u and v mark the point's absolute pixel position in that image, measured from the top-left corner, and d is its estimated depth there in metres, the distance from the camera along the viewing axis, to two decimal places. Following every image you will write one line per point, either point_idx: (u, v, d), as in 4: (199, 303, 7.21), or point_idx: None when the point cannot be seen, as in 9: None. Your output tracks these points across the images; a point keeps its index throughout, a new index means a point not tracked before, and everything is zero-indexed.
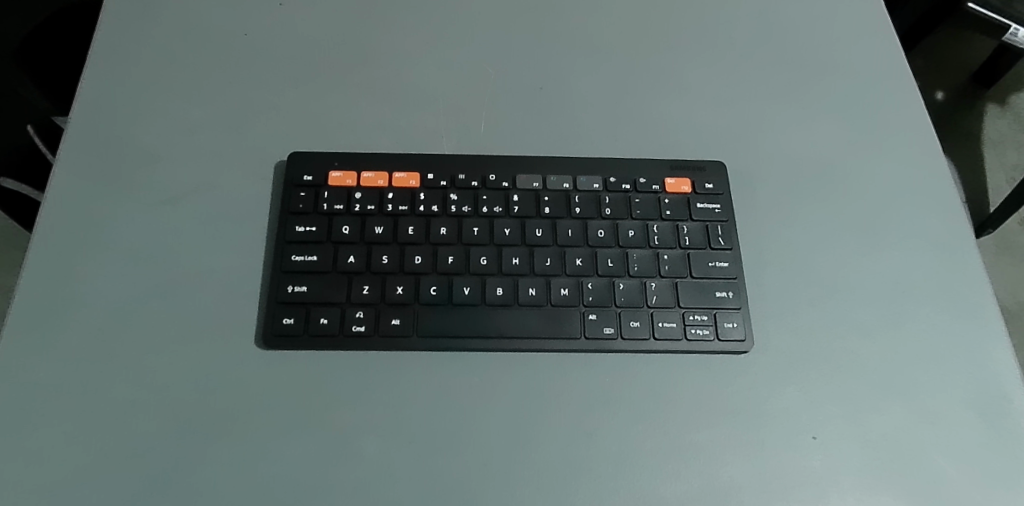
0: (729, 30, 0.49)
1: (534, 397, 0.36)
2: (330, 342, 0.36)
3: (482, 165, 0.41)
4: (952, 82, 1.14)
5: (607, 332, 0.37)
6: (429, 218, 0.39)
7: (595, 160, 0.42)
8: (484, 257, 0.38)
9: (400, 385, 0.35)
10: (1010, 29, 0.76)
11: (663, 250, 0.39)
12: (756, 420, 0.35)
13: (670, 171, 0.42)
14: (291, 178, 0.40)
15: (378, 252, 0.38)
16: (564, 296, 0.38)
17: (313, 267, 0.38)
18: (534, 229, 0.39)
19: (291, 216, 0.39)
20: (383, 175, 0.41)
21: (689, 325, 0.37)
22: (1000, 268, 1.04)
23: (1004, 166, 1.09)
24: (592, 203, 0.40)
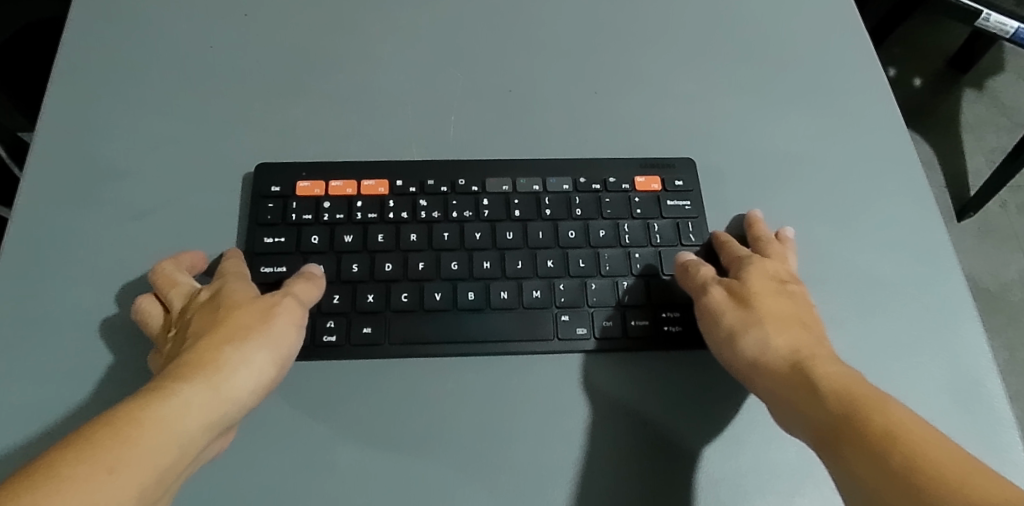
0: (697, 26, 0.49)
1: (509, 399, 0.35)
2: (302, 353, 0.36)
3: (451, 170, 0.41)
4: (929, 68, 1.15)
5: (581, 332, 0.37)
6: (399, 224, 0.39)
7: (565, 161, 0.42)
8: (455, 262, 0.38)
9: (372, 393, 0.35)
10: (981, 15, 0.77)
11: (634, 248, 0.39)
12: (732, 414, 0.35)
13: (641, 169, 0.42)
14: (258, 189, 0.40)
15: (347, 260, 0.38)
16: (537, 298, 0.37)
17: (282, 278, 0.37)
18: (504, 232, 0.39)
19: (259, 228, 0.39)
20: (351, 183, 0.40)
21: (662, 323, 0.37)
22: (983, 250, 1.05)
23: (983, 149, 1.10)
24: (562, 204, 0.40)
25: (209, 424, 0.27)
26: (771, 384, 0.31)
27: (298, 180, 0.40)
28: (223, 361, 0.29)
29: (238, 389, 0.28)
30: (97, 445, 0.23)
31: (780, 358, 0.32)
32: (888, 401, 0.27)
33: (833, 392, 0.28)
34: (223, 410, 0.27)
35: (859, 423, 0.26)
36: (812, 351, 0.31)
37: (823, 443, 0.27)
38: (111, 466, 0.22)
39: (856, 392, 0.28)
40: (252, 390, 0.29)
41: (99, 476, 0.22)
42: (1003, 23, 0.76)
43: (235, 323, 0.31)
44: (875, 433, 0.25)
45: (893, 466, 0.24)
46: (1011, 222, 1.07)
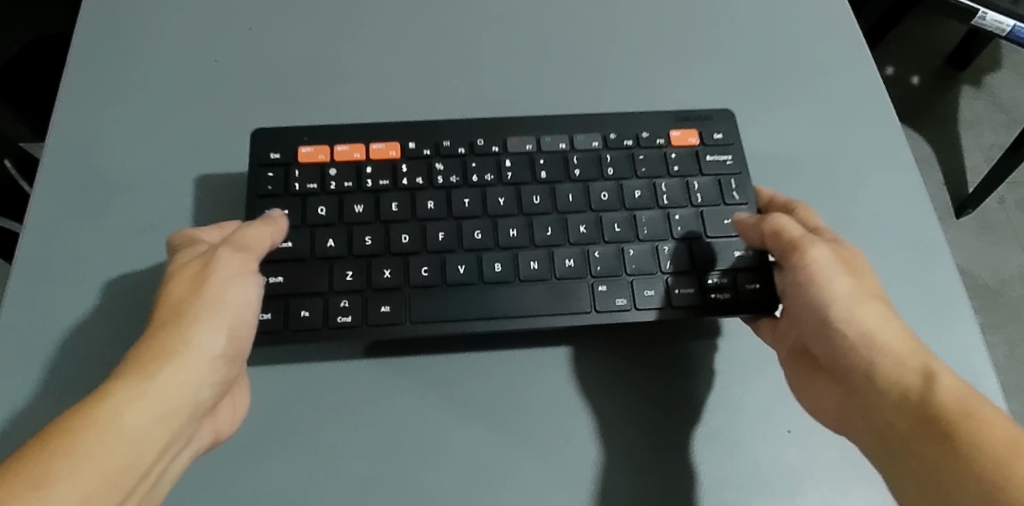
0: (694, 33, 0.50)
1: (515, 405, 0.37)
2: (313, 335, 0.36)
3: (466, 132, 0.41)
4: (927, 66, 1.15)
5: (620, 303, 0.37)
6: (414, 191, 0.40)
7: (594, 117, 0.42)
8: (479, 231, 0.39)
9: (382, 401, 0.36)
10: (979, 13, 0.78)
11: (673, 209, 0.40)
12: (732, 416, 0.36)
13: (677, 123, 0.42)
14: (256, 158, 0.40)
15: (359, 233, 0.38)
16: (570, 267, 0.38)
17: (287, 253, 0.37)
18: (530, 197, 0.40)
19: (259, 200, 0.39)
20: (358, 147, 0.40)
21: (708, 290, 0.37)
22: (982, 248, 1.05)
23: (982, 147, 1.11)
24: (592, 164, 0.41)
25: (152, 415, 0.27)
26: (880, 371, 0.30)
27: (300, 146, 0.40)
28: (164, 346, 0.29)
29: (182, 377, 0.29)
30: (27, 462, 0.23)
31: (893, 338, 0.31)
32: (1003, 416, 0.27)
33: (949, 393, 0.28)
34: (167, 399, 0.28)
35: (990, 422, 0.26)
36: (933, 356, 0.31)
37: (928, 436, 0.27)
38: (42, 484, 0.23)
39: (974, 404, 0.28)
40: (199, 373, 0.29)
41: (29, 496, 0.22)
42: (998, 21, 0.77)
43: (176, 301, 0.31)
44: (995, 440, 0.25)
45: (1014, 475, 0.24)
46: (1009, 219, 1.07)
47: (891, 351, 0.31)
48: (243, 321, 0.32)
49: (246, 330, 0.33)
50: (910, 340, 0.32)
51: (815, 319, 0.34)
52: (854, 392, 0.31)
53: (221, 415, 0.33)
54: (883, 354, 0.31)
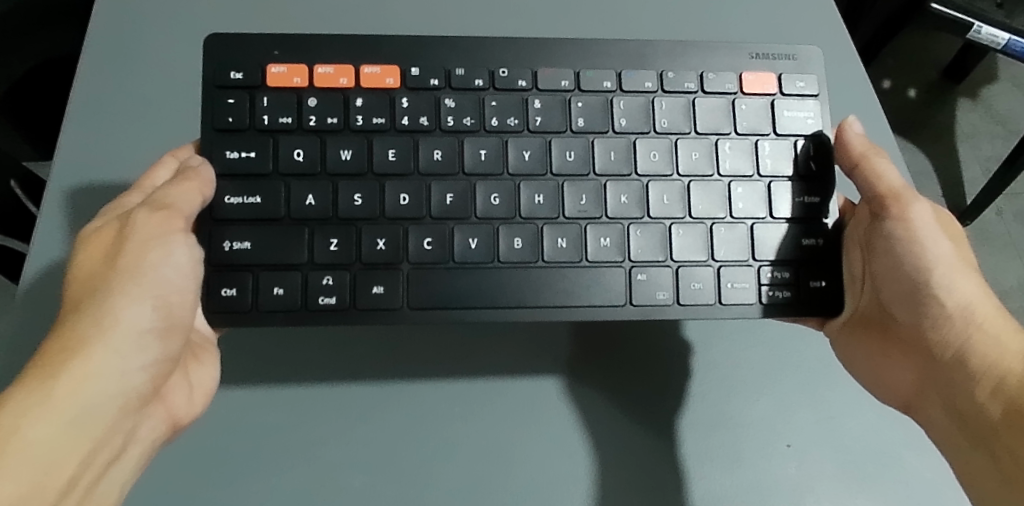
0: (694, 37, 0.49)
1: (529, 422, 0.39)
2: (290, 314, 0.33)
3: (486, 58, 0.36)
4: (924, 78, 1.15)
5: (660, 297, 0.35)
6: (420, 134, 0.35)
7: (650, 49, 0.37)
8: (496, 195, 0.35)
9: (399, 420, 0.38)
10: (974, 28, 0.79)
11: (736, 180, 0.36)
12: (734, 433, 0.39)
13: (751, 64, 0.37)
14: (214, 77, 0.34)
15: (348, 189, 0.34)
16: (604, 247, 0.35)
17: (257, 211, 0.34)
18: (565, 151, 0.36)
19: (219, 134, 0.34)
20: (345, 71, 0.34)
21: (764, 285, 0.35)
22: (981, 259, 1.06)
23: (980, 159, 1.12)
24: (639, 110, 0.36)
25: (55, 415, 0.27)
26: (991, 377, 0.33)
27: (270, 64, 0.34)
28: (75, 335, 0.28)
29: (94, 367, 0.28)
30: None
31: (985, 312, 0.34)
32: None
33: None
34: (75, 400, 0.27)
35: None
36: None
37: None
38: None
39: None
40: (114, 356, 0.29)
41: None
42: (994, 34, 0.78)
43: (93, 278, 0.30)
44: None
45: None
46: (1006, 231, 1.08)
47: (985, 327, 0.34)
48: (173, 290, 0.31)
49: (178, 300, 0.31)
50: (996, 314, 0.35)
51: (909, 287, 0.35)
52: (949, 378, 0.34)
53: (171, 397, 0.33)
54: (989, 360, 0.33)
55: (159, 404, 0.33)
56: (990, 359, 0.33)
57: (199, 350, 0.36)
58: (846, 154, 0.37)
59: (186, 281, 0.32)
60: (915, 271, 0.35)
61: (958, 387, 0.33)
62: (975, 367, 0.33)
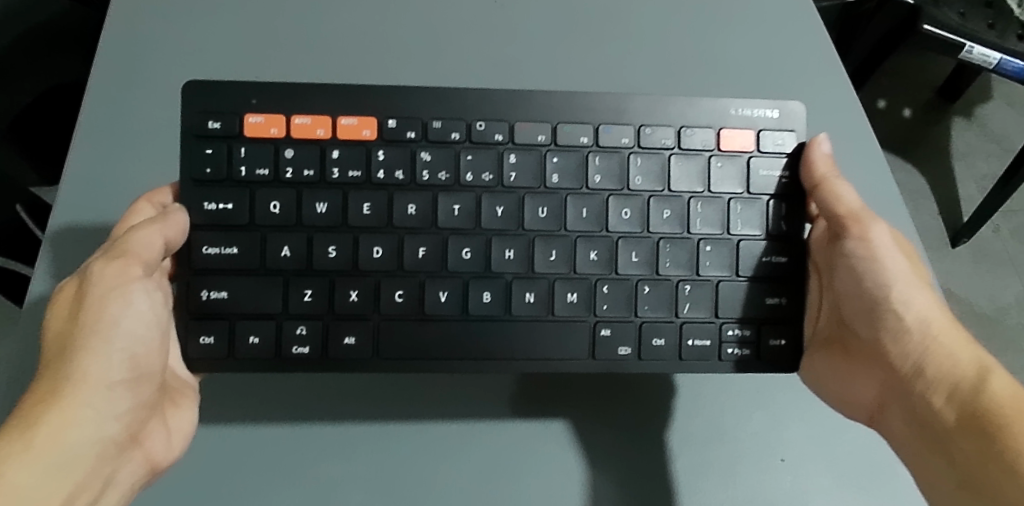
0: (686, 53, 0.49)
1: (523, 439, 0.39)
2: (264, 364, 0.35)
3: (464, 110, 0.35)
4: (918, 97, 1.16)
5: (622, 353, 0.36)
6: (394, 189, 0.35)
7: (630, 102, 0.36)
8: (468, 250, 0.35)
9: (394, 439, 0.39)
10: (965, 48, 0.79)
11: (706, 239, 0.36)
12: (728, 450, 0.39)
13: (731, 118, 0.37)
14: (192, 126, 0.34)
15: (323, 242, 0.34)
16: (571, 303, 0.36)
17: (233, 262, 0.34)
18: (537, 207, 0.36)
19: (196, 186, 0.34)
20: (322, 121, 0.34)
21: (723, 343, 0.36)
22: (978, 276, 1.08)
23: (975, 177, 1.13)
24: (614, 167, 0.36)
25: (30, 464, 0.28)
26: (942, 384, 0.33)
27: (247, 113, 0.34)
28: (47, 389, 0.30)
29: (64, 415, 0.30)
30: None
31: (942, 325, 0.35)
32: None
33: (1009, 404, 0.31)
34: (46, 449, 0.29)
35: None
36: (989, 361, 0.33)
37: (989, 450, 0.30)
38: None
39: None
40: (82, 405, 0.30)
41: None
42: (985, 54, 0.79)
43: (60, 332, 0.32)
44: None
45: None
46: (1004, 247, 1.09)
47: (941, 340, 0.34)
48: (136, 338, 0.32)
49: (141, 348, 0.32)
50: (955, 328, 0.35)
51: (870, 303, 0.36)
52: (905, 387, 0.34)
53: (150, 442, 0.34)
54: (939, 368, 0.33)
55: (137, 450, 0.33)
56: (947, 369, 0.33)
57: (176, 395, 0.36)
58: (808, 173, 0.36)
59: (146, 328, 0.33)
60: (876, 287, 0.35)
61: (919, 400, 0.34)
62: (929, 376, 0.34)
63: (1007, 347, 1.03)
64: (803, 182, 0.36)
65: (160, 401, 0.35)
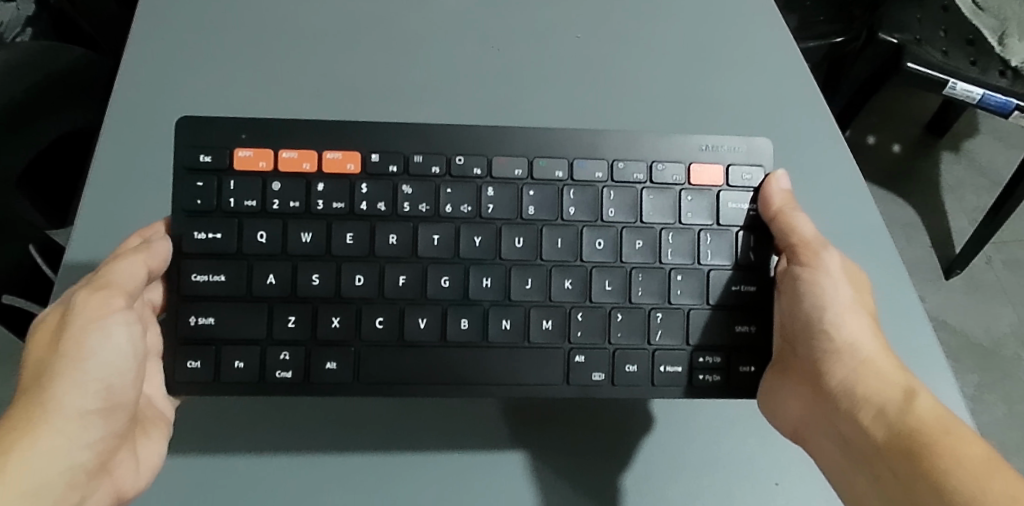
0: (675, 88, 0.50)
1: (521, 468, 0.39)
2: (249, 388, 0.35)
3: (444, 145, 0.36)
4: (907, 134, 1.19)
5: (596, 379, 0.37)
6: (375, 220, 0.36)
7: (604, 138, 0.37)
8: (446, 278, 0.36)
9: (392, 470, 0.39)
10: (947, 84, 0.83)
11: (677, 269, 0.37)
12: (724, 476, 0.40)
13: (700, 155, 0.38)
14: (184, 159, 0.35)
15: (307, 270, 0.35)
16: (546, 329, 0.36)
17: (221, 289, 0.35)
18: (512, 237, 0.37)
19: (188, 217, 0.35)
20: (308, 155, 0.35)
21: (695, 369, 0.37)
22: (973, 307, 1.09)
23: (966, 209, 1.15)
24: (588, 198, 0.37)
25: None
26: (871, 404, 0.33)
27: (237, 147, 0.35)
28: (21, 420, 0.30)
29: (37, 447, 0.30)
30: None
31: (872, 346, 0.36)
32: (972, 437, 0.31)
33: (933, 421, 0.32)
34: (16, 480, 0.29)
35: (956, 427, 0.31)
36: (916, 383, 0.34)
37: (912, 466, 0.31)
38: None
39: (951, 426, 0.31)
40: (55, 435, 0.31)
41: None
42: (969, 91, 0.82)
43: (38, 362, 0.32)
44: (975, 462, 0.29)
45: (991, 491, 0.28)
46: (997, 279, 1.11)
47: (871, 362, 0.35)
48: (114, 370, 0.32)
49: (117, 380, 0.33)
50: (884, 350, 0.36)
51: (805, 323, 0.36)
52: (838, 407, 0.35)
53: (118, 471, 0.34)
54: (868, 388, 0.34)
55: (106, 479, 0.34)
56: (877, 386, 0.34)
57: (148, 424, 0.36)
58: (766, 206, 0.37)
59: (126, 360, 0.33)
60: (812, 306, 0.36)
61: (848, 416, 0.34)
62: (858, 396, 0.34)
63: (1004, 378, 1.04)
64: (763, 215, 0.38)
65: (131, 430, 0.35)
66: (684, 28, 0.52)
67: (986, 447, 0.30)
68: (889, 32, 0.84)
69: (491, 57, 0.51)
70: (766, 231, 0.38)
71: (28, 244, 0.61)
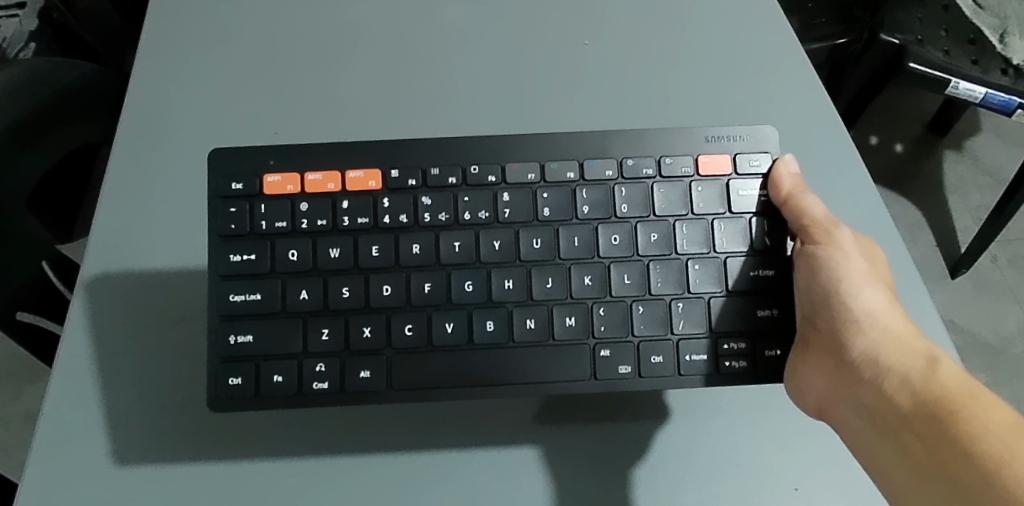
0: (676, 90, 0.50)
1: (535, 470, 0.39)
2: (288, 401, 0.35)
3: (459, 156, 0.37)
4: (908, 134, 1.19)
5: (623, 371, 0.37)
6: (398, 232, 0.36)
7: (612, 139, 0.38)
8: (469, 283, 0.36)
9: (407, 474, 0.39)
10: (951, 84, 0.83)
11: (693, 258, 0.37)
12: (738, 479, 0.39)
13: (707, 145, 0.38)
14: (217, 188, 0.35)
15: (336, 283, 0.36)
16: (569, 326, 0.37)
17: (258, 307, 0.35)
18: (532, 240, 0.37)
19: (222, 240, 0.35)
20: (332, 176, 0.36)
21: (722, 357, 0.37)
22: (980, 306, 1.09)
23: (969, 207, 1.15)
24: (600, 197, 0.37)
25: None
26: (896, 372, 0.33)
27: (266, 173, 0.36)
28: None
29: None
30: None
31: (889, 319, 0.35)
32: (998, 399, 0.30)
33: (956, 386, 0.31)
34: None
35: (980, 391, 0.30)
36: (939, 351, 0.33)
37: (940, 429, 0.30)
38: None
39: (975, 389, 0.31)
40: None
41: None
42: (971, 90, 0.83)
43: None
44: (1001, 421, 0.29)
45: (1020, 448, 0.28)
46: (1003, 277, 1.11)
47: (892, 332, 0.34)
48: None
49: None
50: (903, 321, 0.35)
51: (823, 299, 0.36)
52: (861, 380, 0.34)
53: None
54: (891, 356, 0.33)
55: None
56: (899, 356, 0.33)
57: None
58: (777, 191, 0.37)
59: None
60: (828, 279, 0.36)
61: (870, 387, 0.33)
62: (881, 366, 0.33)
63: (1013, 375, 1.04)
64: (774, 201, 0.37)
65: None
66: (682, 36, 0.53)
67: (1011, 412, 0.29)
68: (890, 32, 0.86)
69: (496, 69, 0.51)
70: (778, 216, 0.38)
71: (41, 260, 0.60)
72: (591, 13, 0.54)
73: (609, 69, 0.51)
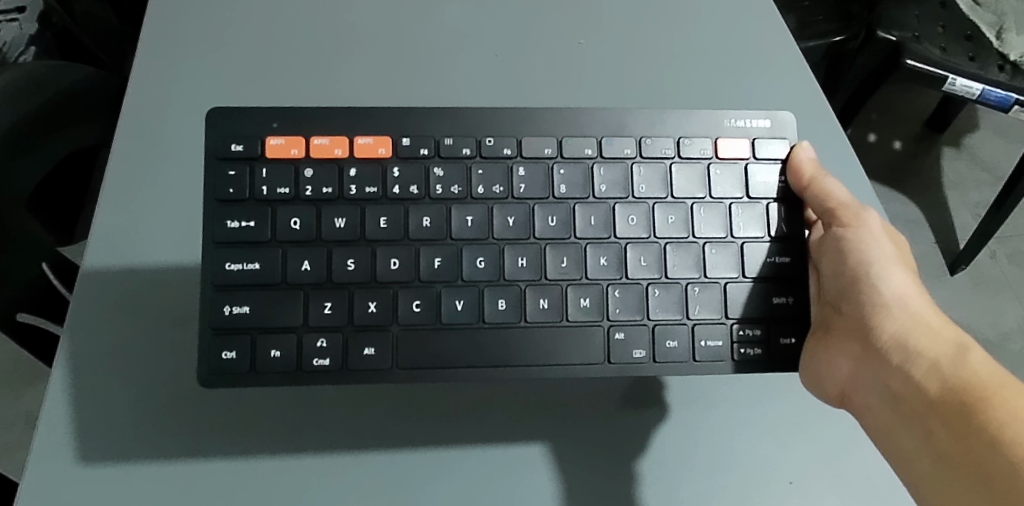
0: (675, 86, 0.51)
1: (535, 464, 0.39)
2: (284, 377, 0.35)
3: (474, 128, 0.37)
4: (907, 130, 1.20)
5: (637, 355, 0.37)
6: (409, 203, 0.36)
7: (629, 118, 0.38)
8: (481, 259, 0.36)
9: (406, 470, 0.39)
10: (947, 80, 0.83)
11: (709, 241, 0.37)
12: (736, 473, 0.39)
13: (728, 129, 0.38)
14: (215, 149, 0.35)
15: (341, 255, 0.36)
16: (584, 306, 0.37)
17: (256, 277, 0.35)
18: (546, 216, 0.37)
19: (219, 204, 0.35)
20: (340, 141, 0.36)
21: (737, 345, 0.37)
22: (979, 302, 1.09)
23: (969, 204, 1.15)
24: (618, 176, 0.37)
25: None
26: (924, 358, 0.33)
27: (269, 135, 0.35)
28: None
29: None
30: None
31: (917, 303, 0.35)
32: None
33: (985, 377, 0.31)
34: None
35: (1008, 383, 0.30)
36: (968, 338, 0.33)
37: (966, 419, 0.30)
38: None
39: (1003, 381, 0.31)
40: None
41: None
42: (968, 86, 0.82)
43: None
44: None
45: None
46: (1002, 273, 1.11)
47: (921, 318, 0.35)
48: None
49: None
50: (930, 308, 0.35)
51: (852, 282, 0.37)
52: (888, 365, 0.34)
53: None
54: (919, 343, 0.34)
55: None
56: (927, 342, 0.33)
57: None
58: (796, 176, 0.37)
59: None
60: (856, 263, 0.37)
61: (897, 372, 0.34)
62: (909, 351, 0.34)
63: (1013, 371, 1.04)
64: (793, 187, 0.38)
65: None
66: (682, 33, 0.53)
67: None
68: (885, 31, 0.86)
69: (497, 67, 0.51)
70: (800, 200, 0.38)
71: (40, 261, 0.60)
72: (592, 10, 0.54)
73: (610, 66, 0.51)
